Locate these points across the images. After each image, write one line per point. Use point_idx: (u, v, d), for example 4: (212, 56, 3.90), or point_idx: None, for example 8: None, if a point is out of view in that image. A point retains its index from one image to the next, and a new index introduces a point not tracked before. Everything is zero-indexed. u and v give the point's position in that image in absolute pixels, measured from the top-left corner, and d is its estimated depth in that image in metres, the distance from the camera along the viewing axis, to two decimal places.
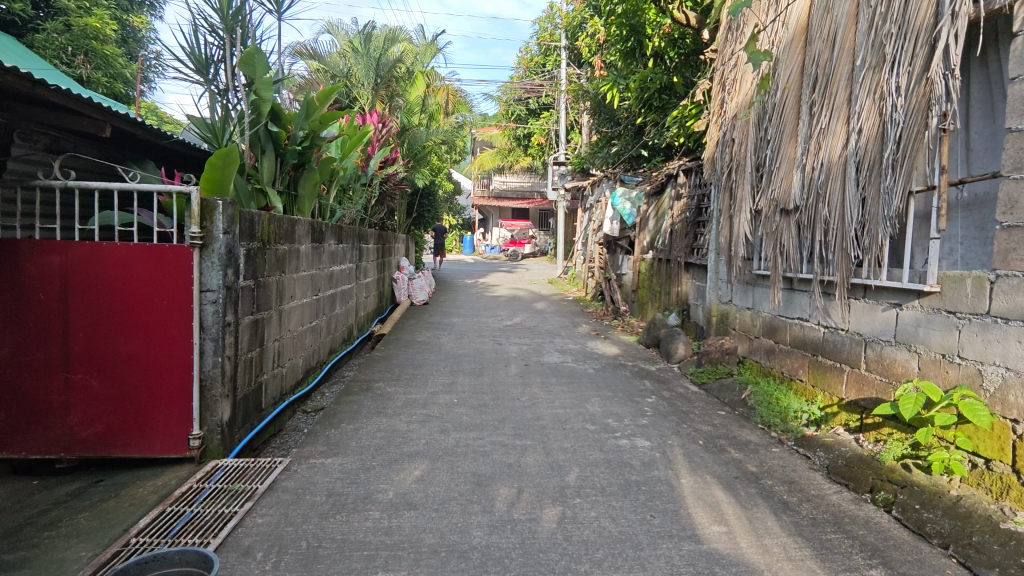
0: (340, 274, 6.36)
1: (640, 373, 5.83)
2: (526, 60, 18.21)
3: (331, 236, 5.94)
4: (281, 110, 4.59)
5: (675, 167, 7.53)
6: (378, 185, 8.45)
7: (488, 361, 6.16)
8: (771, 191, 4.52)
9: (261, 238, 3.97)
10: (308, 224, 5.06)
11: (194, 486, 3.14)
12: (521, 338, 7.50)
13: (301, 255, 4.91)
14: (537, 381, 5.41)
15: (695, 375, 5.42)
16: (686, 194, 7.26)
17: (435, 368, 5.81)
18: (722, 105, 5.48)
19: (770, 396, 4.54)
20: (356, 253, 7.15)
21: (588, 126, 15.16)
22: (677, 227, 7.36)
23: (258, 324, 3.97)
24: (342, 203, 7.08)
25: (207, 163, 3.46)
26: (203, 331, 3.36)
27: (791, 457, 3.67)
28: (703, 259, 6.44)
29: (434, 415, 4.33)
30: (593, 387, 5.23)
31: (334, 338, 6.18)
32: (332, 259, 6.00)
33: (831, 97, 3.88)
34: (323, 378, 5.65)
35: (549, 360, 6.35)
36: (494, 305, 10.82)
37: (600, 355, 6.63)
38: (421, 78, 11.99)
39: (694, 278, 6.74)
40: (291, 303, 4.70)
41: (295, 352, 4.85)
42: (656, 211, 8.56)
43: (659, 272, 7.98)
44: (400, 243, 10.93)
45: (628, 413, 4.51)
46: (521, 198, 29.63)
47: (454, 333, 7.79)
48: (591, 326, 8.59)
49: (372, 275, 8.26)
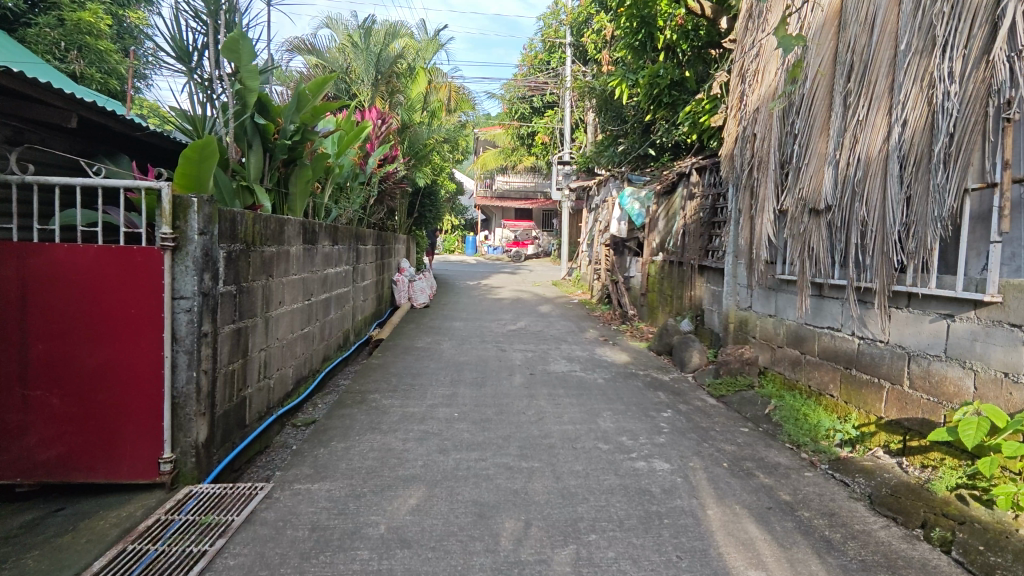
0: (335, 277, 6.04)
1: (653, 384, 5.48)
2: (530, 58, 17.86)
3: (325, 237, 5.62)
4: (269, 100, 4.24)
5: (687, 166, 7.20)
6: (378, 184, 8.13)
7: (492, 371, 5.82)
8: (799, 189, 4.17)
9: (244, 240, 3.63)
10: (299, 224, 4.73)
11: (162, 518, 2.79)
12: (526, 345, 7.17)
13: (292, 257, 4.58)
14: (544, 393, 5.07)
15: (712, 387, 5.08)
16: (699, 194, 6.92)
17: (435, 377, 5.46)
18: (742, 98, 5.14)
19: (796, 412, 4.20)
20: (353, 255, 6.83)
21: (594, 124, 14.86)
22: (690, 228, 7.02)
23: (241, 333, 3.63)
24: (339, 202, 6.75)
25: (181, 155, 3.09)
26: (176, 343, 3.01)
27: (827, 484, 3.33)
28: (719, 262, 6.10)
29: (433, 432, 3.99)
30: (604, 400, 4.89)
31: (328, 343, 5.86)
32: (327, 262, 5.68)
33: (870, 86, 3.54)
34: (316, 388, 5.33)
35: (555, 368, 6.01)
36: (497, 308, 10.50)
37: (609, 364, 6.29)
38: (423, 75, 11.65)
39: (709, 282, 6.39)
40: (279, 310, 4.36)
41: (284, 362, 4.52)
42: (667, 211, 8.21)
43: (670, 276, 7.65)
44: (400, 244, 10.61)
45: (643, 429, 4.16)
46: (524, 198, 29.38)
47: (455, 339, 7.45)
48: (599, 330, 8.26)
49: (371, 277, 7.94)
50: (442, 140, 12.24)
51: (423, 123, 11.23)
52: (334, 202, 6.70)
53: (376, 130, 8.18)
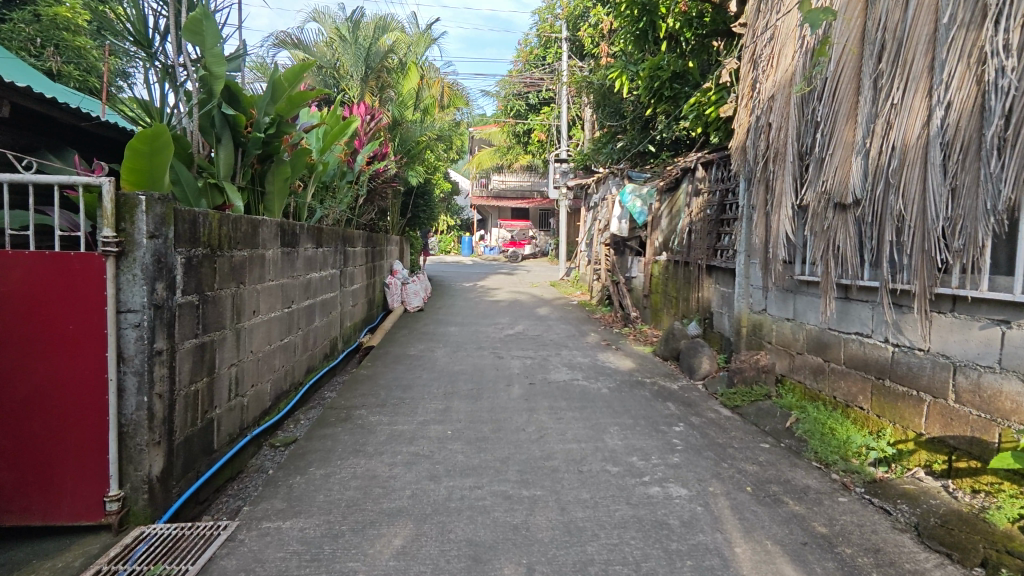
0: (319, 282, 5.65)
1: (661, 395, 5.10)
2: (525, 53, 17.42)
3: (308, 239, 5.23)
4: (237, 88, 3.86)
5: (693, 160, 6.83)
6: (367, 183, 7.75)
7: (488, 380, 5.45)
8: (821, 182, 3.80)
9: (208, 242, 3.25)
10: (276, 226, 4.34)
11: (102, 569, 2.39)
12: (524, 351, 6.79)
13: (268, 262, 4.20)
14: (545, 406, 4.69)
15: (726, 397, 4.71)
16: (706, 190, 6.55)
17: (427, 390, 5.08)
18: (754, 85, 4.79)
19: (822, 426, 3.83)
20: (340, 258, 6.45)
21: (591, 121, 14.50)
22: (696, 226, 6.66)
23: (206, 348, 3.25)
24: (326, 201, 6.37)
25: (126, 147, 2.70)
26: (122, 363, 2.62)
27: (866, 511, 2.95)
28: (729, 262, 5.74)
29: (423, 455, 3.61)
30: (610, 413, 4.51)
31: (313, 353, 5.48)
32: (310, 266, 5.30)
33: (906, 65, 3.17)
34: (298, 403, 4.94)
35: (556, 377, 5.63)
36: (494, 311, 10.11)
37: (614, 371, 5.91)
38: (414, 70, 10.97)
39: (717, 283, 6.04)
40: (254, 320, 3.98)
41: (260, 377, 4.14)
42: (670, 208, 7.85)
43: (675, 276, 7.28)
44: (393, 246, 10.23)
45: (654, 448, 3.79)
46: (521, 198, 29.07)
47: (450, 345, 7.07)
48: (600, 334, 7.89)
49: (360, 281, 7.54)
50: (436, 138, 11.80)
51: (417, 120, 10.78)
52: (320, 201, 6.31)
53: (365, 127, 7.83)
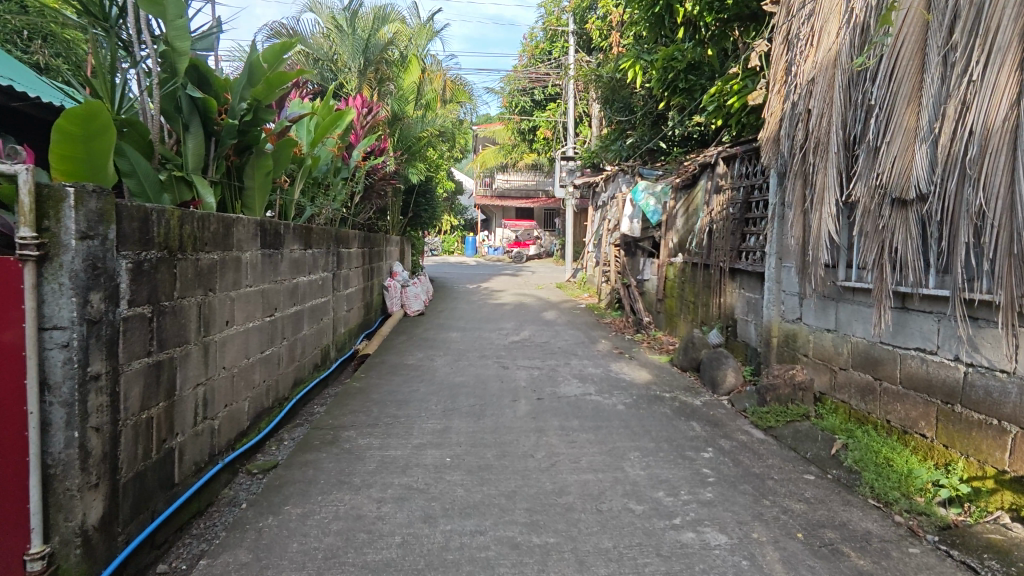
0: (308, 287, 5.19)
1: (683, 413, 4.61)
2: (530, 47, 16.94)
3: (295, 239, 4.77)
4: (204, 68, 3.44)
5: (713, 155, 6.35)
6: (364, 180, 7.30)
7: (492, 394, 4.96)
8: (875, 174, 3.31)
9: (168, 243, 2.78)
10: (255, 225, 3.87)
11: None
12: (531, 360, 6.31)
13: (245, 265, 3.73)
14: (555, 425, 4.21)
15: (758, 417, 4.22)
16: (728, 186, 6.07)
17: (425, 406, 4.60)
18: (789, 68, 4.32)
19: (877, 456, 3.35)
20: (332, 260, 5.99)
21: (599, 117, 14.01)
22: (717, 226, 6.18)
23: (164, 367, 2.78)
24: (317, 199, 5.90)
25: (52, 128, 2.23)
26: (46, 390, 2.12)
27: (947, 568, 2.46)
28: (756, 265, 5.25)
29: (417, 489, 3.12)
30: (628, 435, 4.03)
31: (301, 364, 5.02)
32: (297, 269, 4.84)
33: (989, 36, 2.69)
34: (283, 420, 4.47)
35: (566, 391, 5.15)
36: (498, 315, 9.64)
37: (628, 384, 5.43)
38: (415, 64, 10.58)
39: (742, 287, 5.56)
40: (228, 332, 3.51)
41: (236, 395, 3.67)
42: (686, 207, 7.37)
43: (693, 280, 6.79)
44: (392, 246, 9.76)
45: (683, 480, 3.30)
46: (525, 197, 28.63)
47: (451, 353, 6.59)
48: (612, 341, 7.41)
49: (356, 284, 7.08)
50: (438, 133, 11.33)
51: (418, 114, 10.46)
52: (311, 198, 5.85)
53: (362, 120, 7.38)
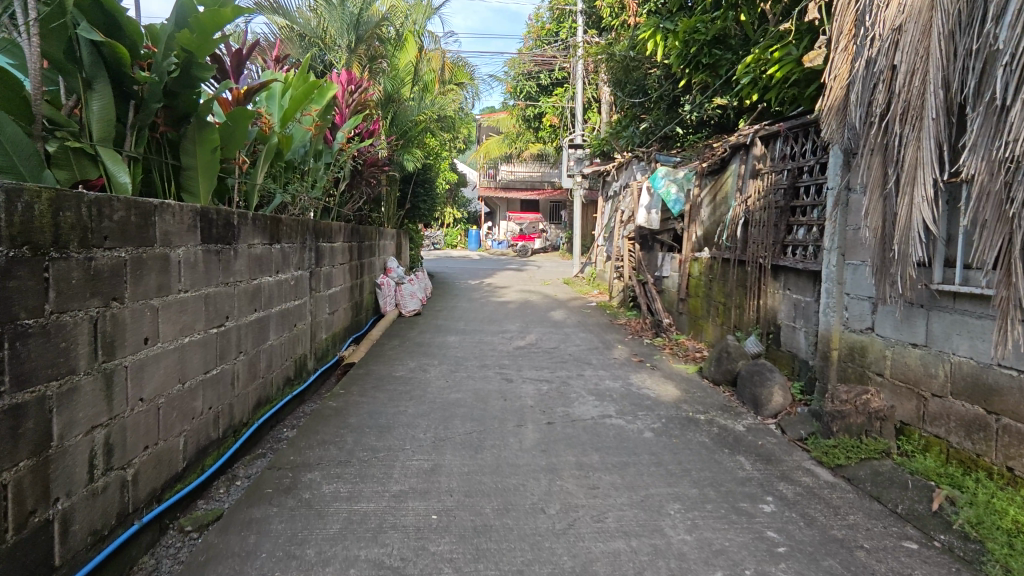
0: (276, 288, 4.38)
1: (725, 444, 3.77)
2: (536, 28, 15.98)
3: (256, 233, 3.95)
4: (112, 6, 2.54)
5: (750, 134, 5.53)
6: (349, 165, 6.45)
7: (493, 417, 4.14)
8: (1002, 143, 2.48)
9: (32, 236, 1.97)
10: (197, 213, 3.07)
11: None
12: (539, 370, 5.49)
13: (180, 265, 2.93)
14: (571, 462, 3.39)
15: (825, 454, 3.41)
16: (766, 170, 5.25)
17: (412, 433, 3.79)
18: (860, 17, 3.48)
19: (1003, 517, 2.55)
20: (308, 256, 5.18)
21: (609, 101, 13.15)
22: (754, 216, 5.35)
23: (28, 412, 1.97)
24: (289, 184, 5.09)
25: None
26: None
27: None
28: (806, 263, 4.42)
29: (389, 569, 2.32)
30: (663, 478, 3.20)
31: (267, 379, 4.22)
32: (259, 269, 4.02)
33: None
34: (239, 452, 3.68)
35: (581, 412, 4.34)
36: (501, 314, 8.82)
37: (654, 403, 4.61)
38: (411, 41, 9.80)
39: (788, 288, 4.73)
40: (154, 351, 2.71)
41: (168, 430, 2.87)
42: (714, 195, 6.56)
43: (723, 277, 5.97)
44: (387, 241, 8.97)
45: (746, 552, 2.48)
46: (530, 189, 27.79)
47: (448, 362, 5.79)
48: (629, 346, 6.60)
49: (340, 282, 6.27)
50: (437, 119, 10.48)
51: (414, 96, 9.69)
52: (283, 184, 5.02)
53: (345, 98, 6.54)
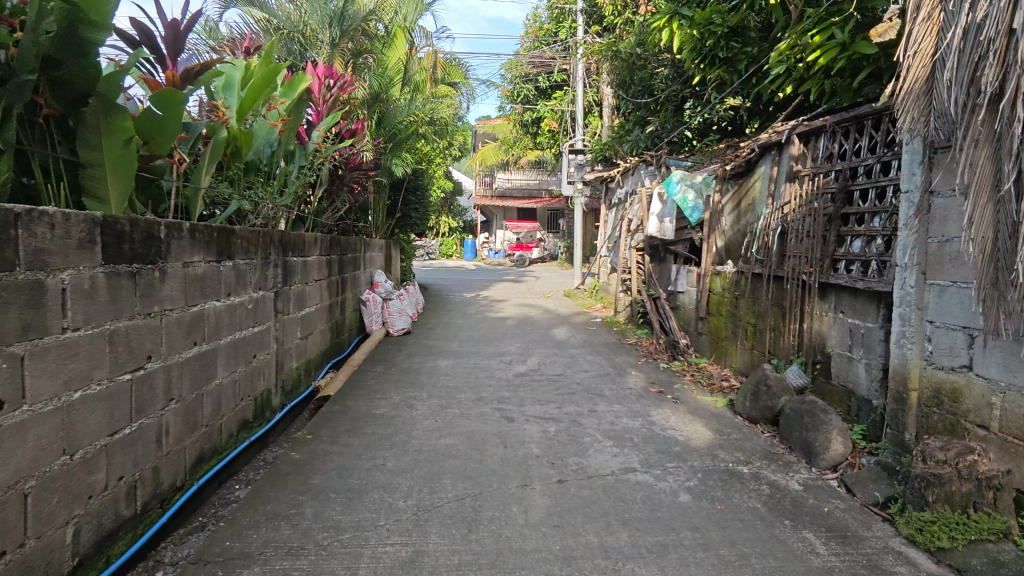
0: (227, 314, 3.59)
1: (784, 511, 2.99)
2: (534, 29, 15.36)
3: (199, 248, 3.17)
4: None
5: (786, 129, 4.81)
6: (326, 169, 5.67)
7: (491, 473, 3.36)
8: None
9: None
10: (94, 223, 2.30)
11: None
12: (543, 405, 4.71)
13: (64, 295, 2.15)
14: (591, 544, 2.62)
15: (920, 532, 2.64)
16: (808, 171, 4.53)
17: (388, 500, 3.01)
18: None
19: None
20: (273, 273, 4.40)
21: (612, 104, 12.51)
22: (792, 224, 4.61)
23: None
24: (252, 189, 4.33)
25: None
26: None
27: None
28: (867, 280, 3.67)
29: None
30: (717, 571, 2.43)
31: (214, 427, 3.43)
32: (202, 293, 3.23)
33: None
34: (168, 527, 2.88)
35: (598, 464, 3.57)
36: (500, 333, 8.06)
37: (684, 449, 3.84)
38: (401, 36, 8.94)
39: (840, 310, 3.99)
40: (13, 420, 1.94)
41: (45, 522, 2.09)
42: (740, 201, 5.84)
43: (753, 294, 5.23)
44: (374, 252, 8.20)
45: None
46: (527, 197, 27.08)
47: (438, 394, 5.01)
48: (644, 372, 5.84)
49: (316, 302, 5.50)
50: (429, 122, 9.74)
51: (404, 95, 8.96)
52: (243, 189, 4.26)
53: (322, 93, 5.74)
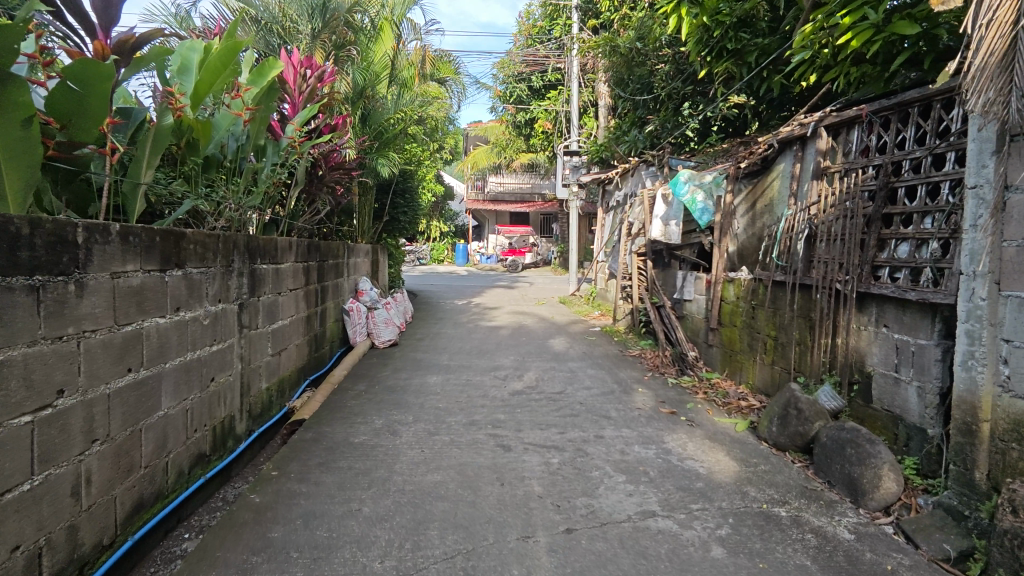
0: (177, 333, 3.05)
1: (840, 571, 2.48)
2: (527, 26, 14.91)
3: (139, 255, 2.65)
4: None
5: (812, 121, 4.33)
6: (303, 167, 5.16)
7: (486, 522, 2.83)
8: None
9: None
10: None
11: None
12: (543, 430, 4.18)
13: None
14: None
15: None
16: (840, 167, 4.07)
17: (361, 562, 2.47)
18: None
19: None
20: (239, 282, 3.87)
21: (608, 103, 12.05)
22: (821, 227, 4.13)
23: None
24: (214, 188, 3.80)
25: None
26: None
27: None
28: (920, 290, 3.20)
29: None
30: None
31: (162, 467, 2.89)
32: (143, 308, 2.70)
33: None
34: None
35: (611, 506, 3.04)
36: (493, 344, 7.54)
37: (708, 485, 3.33)
38: (388, 30, 8.44)
39: (884, 324, 3.51)
40: None
41: None
42: (756, 202, 5.37)
43: (773, 304, 4.75)
44: (359, 258, 7.66)
45: None
46: (520, 202, 26.62)
47: (425, 417, 4.47)
48: (652, 389, 5.34)
49: (291, 314, 4.96)
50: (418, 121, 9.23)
51: (390, 92, 8.46)
52: (204, 187, 3.73)
53: (299, 85, 5.25)
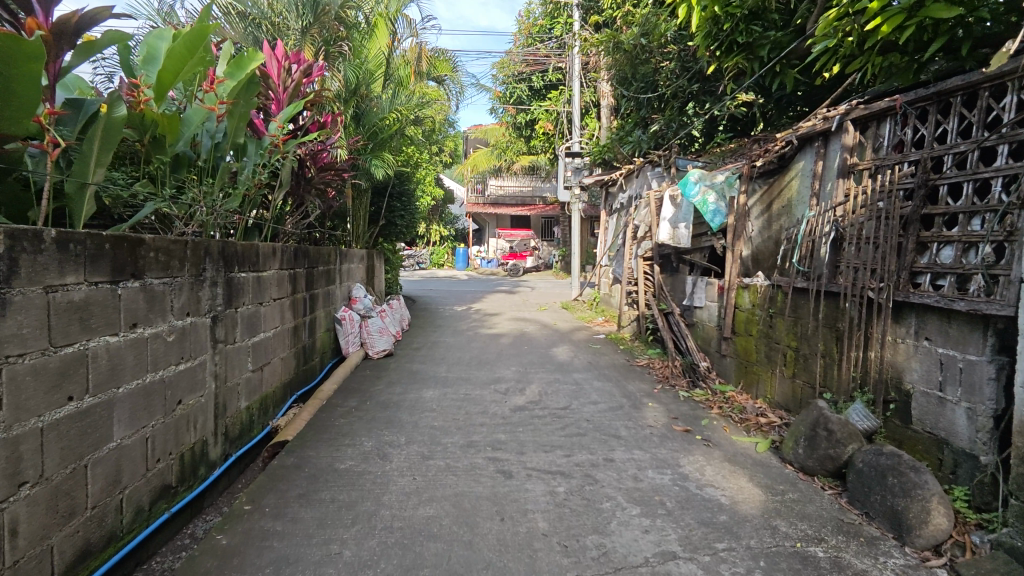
0: (133, 352, 2.70)
1: None
2: (527, 26, 14.58)
3: (82, 265, 2.30)
4: None
5: (837, 113, 3.99)
6: (288, 168, 4.82)
7: (483, 568, 2.48)
8: None
9: None
10: None
11: None
12: (547, 453, 3.82)
13: None
14: None
15: None
16: (871, 164, 3.72)
17: None
18: None
19: None
20: (211, 293, 3.52)
21: (611, 103, 11.72)
22: (849, 228, 3.78)
23: None
24: (184, 190, 3.46)
25: None
26: None
27: None
28: (970, 299, 2.84)
29: None
30: None
31: (115, 506, 2.54)
32: (87, 327, 2.36)
33: None
34: None
35: (625, 546, 2.68)
36: (493, 353, 7.19)
37: (733, 519, 2.97)
38: (382, 26, 8.10)
39: (925, 337, 3.15)
40: None
41: None
42: (773, 203, 5.03)
43: (794, 312, 4.39)
44: (352, 264, 7.32)
45: None
46: (520, 205, 26.29)
47: (419, 437, 4.12)
48: (664, 403, 4.98)
49: (274, 325, 4.61)
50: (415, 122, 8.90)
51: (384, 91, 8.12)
52: (172, 189, 3.39)
53: (283, 80, 4.91)
